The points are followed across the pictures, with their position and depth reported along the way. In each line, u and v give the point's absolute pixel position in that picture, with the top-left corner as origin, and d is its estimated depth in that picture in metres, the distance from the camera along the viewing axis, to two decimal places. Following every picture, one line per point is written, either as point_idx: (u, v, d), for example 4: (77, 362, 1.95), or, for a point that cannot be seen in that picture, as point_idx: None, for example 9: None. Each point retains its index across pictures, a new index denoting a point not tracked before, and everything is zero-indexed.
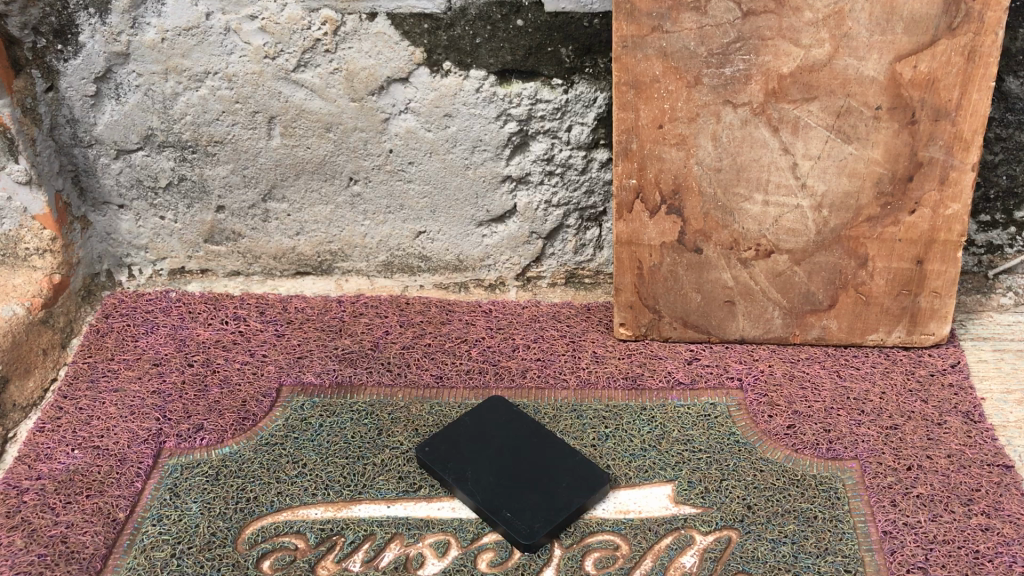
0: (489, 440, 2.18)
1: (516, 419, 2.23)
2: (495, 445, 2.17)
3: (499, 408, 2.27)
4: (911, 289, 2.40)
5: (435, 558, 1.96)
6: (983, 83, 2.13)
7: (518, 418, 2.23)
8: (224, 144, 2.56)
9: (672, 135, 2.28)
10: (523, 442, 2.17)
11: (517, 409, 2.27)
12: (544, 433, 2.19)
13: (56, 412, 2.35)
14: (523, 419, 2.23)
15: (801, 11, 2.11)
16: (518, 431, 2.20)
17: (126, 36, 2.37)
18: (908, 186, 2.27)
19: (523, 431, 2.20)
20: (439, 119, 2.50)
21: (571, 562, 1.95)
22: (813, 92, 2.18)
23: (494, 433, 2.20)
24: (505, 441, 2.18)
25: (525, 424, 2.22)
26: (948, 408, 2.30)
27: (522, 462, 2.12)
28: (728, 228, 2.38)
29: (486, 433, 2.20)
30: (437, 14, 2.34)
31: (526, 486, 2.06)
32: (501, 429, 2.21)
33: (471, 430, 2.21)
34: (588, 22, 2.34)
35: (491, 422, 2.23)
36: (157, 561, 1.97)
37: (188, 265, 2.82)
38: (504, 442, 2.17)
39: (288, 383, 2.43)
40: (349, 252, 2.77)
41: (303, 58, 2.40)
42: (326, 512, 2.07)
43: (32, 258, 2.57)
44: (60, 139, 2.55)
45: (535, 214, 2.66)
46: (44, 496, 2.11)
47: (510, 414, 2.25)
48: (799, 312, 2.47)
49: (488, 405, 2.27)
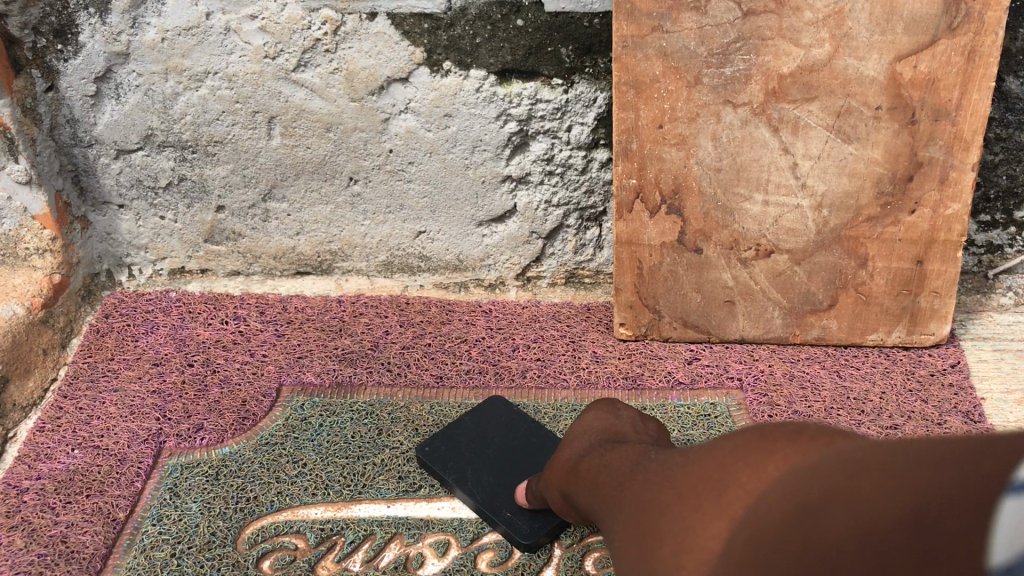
0: (489, 440, 2.18)
1: (516, 418, 2.24)
2: (495, 444, 2.17)
3: (499, 407, 2.28)
4: (910, 289, 2.40)
5: (435, 558, 1.96)
6: (983, 83, 2.13)
7: (518, 418, 2.24)
8: (224, 144, 2.56)
9: (672, 135, 2.28)
10: (523, 442, 2.17)
11: (518, 409, 2.27)
12: (543, 433, 2.20)
13: (56, 412, 2.35)
14: (522, 419, 2.24)
15: (802, 11, 2.11)
16: (517, 430, 2.20)
17: (126, 35, 2.37)
18: (908, 186, 2.26)
19: (524, 431, 2.21)
20: (439, 119, 2.50)
21: (571, 562, 1.95)
22: (813, 92, 2.18)
23: (494, 432, 2.20)
24: (505, 440, 2.18)
25: (525, 424, 2.22)
26: (949, 408, 2.30)
27: (522, 463, 2.12)
28: (728, 228, 2.38)
29: (486, 433, 2.20)
30: (437, 14, 2.34)
31: None
32: (502, 428, 2.21)
33: (471, 430, 2.21)
34: (588, 22, 2.34)
35: (490, 421, 2.23)
36: (157, 561, 1.96)
37: (188, 265, 2.82)
38: (504, 441, 2.18)
39: (288, 383, 2.44)
40: (349, 252, 2.77)
41: (303, 58, 2.40)
42: (326, 512, 2.07)
43: (32, 258, 2.57)
44: (61, 139, 2.55)
45: (535, 214, 2.66)
46: (44, 496, 2.11)
47: (510, 414, 2.26)
48: (799, 312, 2.47)
49: (487, 405, 2.28)
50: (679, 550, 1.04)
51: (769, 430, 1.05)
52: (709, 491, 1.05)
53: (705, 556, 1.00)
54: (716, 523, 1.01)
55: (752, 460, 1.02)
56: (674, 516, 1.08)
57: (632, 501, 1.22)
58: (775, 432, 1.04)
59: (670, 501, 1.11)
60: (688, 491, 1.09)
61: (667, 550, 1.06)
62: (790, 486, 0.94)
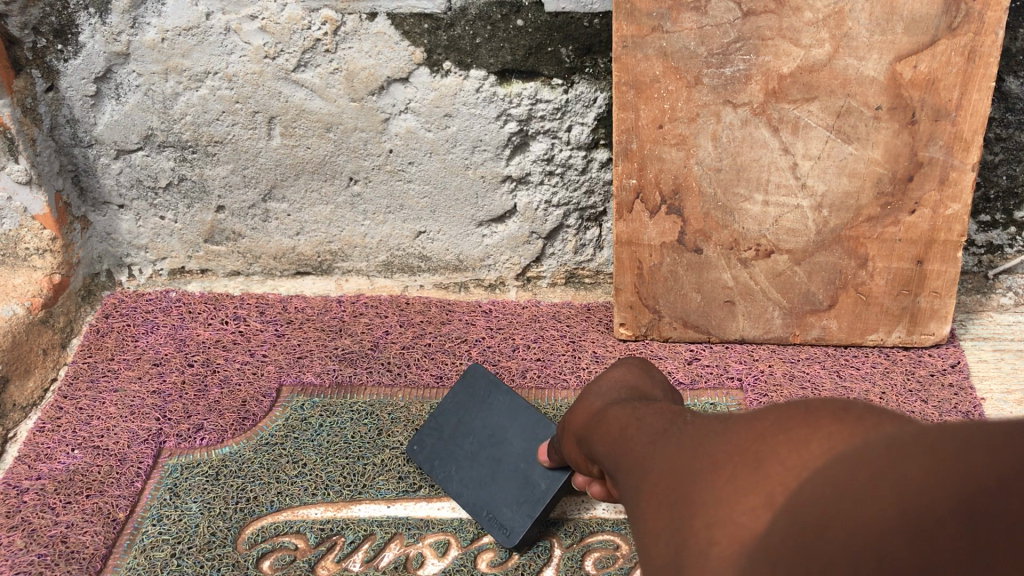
0: (472, 426, 2.14)
1: (496, 392, 2.17)
2: (477, 431, 2.13)
3: (480, 378, 2.20)
4: (910, 289, 2.40)
5: (435, 558, 1.96)
6: (983, 83, 2.12)
7: (498, 392, 2.17)
8: (224, 144, 2.56)
9: (672, 135, 2.28)
10: (505, 425, 2.11)
11: (498, 379, 2.19)
12: (524, 406, 2.12)
13: (56, 412, 2.35)
14: (502, 392, 2.16)
15: (802, 11, 2.11)
16: (498, 408, 2.14)
17: (126, 35, 2.37)
18: (908, 186, 2.26)
19: (504, 408, 2.14)
20: (439, 119, 2.50)
21: (571, 562, 1.95)
22: (813, 92, 2.18)
23: (476, 414, 2.15)
24: (486, 424, 2.13)
25: (505, 399, 2.15)
26: (949, 408, 2.30)
27: (504, 452, 2.07)
28: (728, 228, 2.38)
29: (469, 418, 2.16)
30: (437, 13, 2.33)
31: (507, 479, 2.02)
32: (484, 408, 2.15)
33: (455, 414, 2.17)
34: (588, 22, 2.34)
35: (473, 400, 2.17)
36: (157, 561, 1.96)
37: (188, 265, 2.82)
38: (486, 425, 2.13)
39: (288, 383, 2.44)
40: (349, 252, 2.77)
41: (303, 58, 2.40)
42: (326, 512, 2.07)
43: (32, 258, 2.57)
44: (61, 139, 2.55)
45: (535, 214, 2.66)
46: (44, 496, 2.11)
47: (491, 386, 2.18)
48: (799, 312, 2.47)
49: (469, 378, 2.21)
50: (711, 524, 0.94)
51: (817, 407, 0.94)
52: (748, 462, 0.95)
53: (739, 533, 0.90)
54: (753, 498, 0.91)
55: (795, 433, 0.92)
56: (704, 486, 0.98)
57: (653, 465, 1.11)
58: (821, 407, 0.94)
59: (699, 470, 1.01)
60: (724, 460, 0.98)
61: (696, 522, 0.96)
62: (846, 465, 0.84)
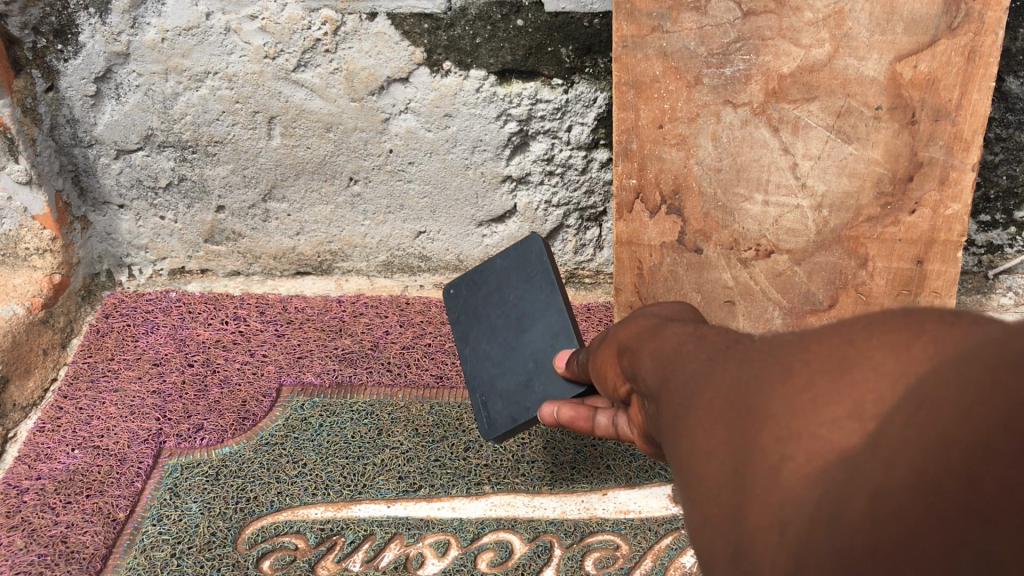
0: (506, 294, 2.09)
1: (538, 274, 2.05)
2: (508, 302, 2.08)
3: (533, 254, 2.08)
4: (910, 289, 2.36)
5: (435, 558, 1.96)
6: (983, 83, 2.10)
7: (540, 276, 2.04)
8: (224, 144, 2.55)
9: (672, 135, 2.31)
10: (530, 308, 2.02)
11: (546, 261, 2.05)
12: (552, 300, 1.99)
13: (56, 412, 2.35)
14: (542, 280, 2.04)
15: (802, 11, 2.11)
16: (531, 292, 2.04)
17: (126, 35, 2.37)
18: (908, 186, 2.24)
19: (535, 295, 2.03)
20: (439, 119, 2.50)
21: (572, 562, 1.95)
22: (813, 92, 2.19)
23: (513, 286, 2.08)
24: (516, 301, 2.06)
25: (541, 287, 2.03)
26: None
27: (520, 332, 2.02)
28: (728, 228, 2.38)
29: (507, 286, 2.10)
30: (437, 14, 2.32)
31: (513, 363, 2.00)
32: (522, 284, 2.07)
33: (495, 277, 2.13)
34: (588, 22, 2.32)
35: (517, 273, 2.09)
36: (157, 561, 1.96)
37: (188, 265, 2.82)
38: (516, 300, 2.06)
39: (288, 383, 2.44)
40: (349, 252, 2.78)
41: (303, 58, 2.40)
42: (326, 512, 2.07)
43: (32, 258, 2.57)
44: (60, 139, 2.55)
45: (535, 214, 2.67)
46: (44, 496, 2.11)
47: (538, 268, 2.06)
48: (799, 312, 2.45)
49: (522, 249, 2.10)
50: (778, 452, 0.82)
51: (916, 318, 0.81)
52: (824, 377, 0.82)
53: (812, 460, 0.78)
54: None
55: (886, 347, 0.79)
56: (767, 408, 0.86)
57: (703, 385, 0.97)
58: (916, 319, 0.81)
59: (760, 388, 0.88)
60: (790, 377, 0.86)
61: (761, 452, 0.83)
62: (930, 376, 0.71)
